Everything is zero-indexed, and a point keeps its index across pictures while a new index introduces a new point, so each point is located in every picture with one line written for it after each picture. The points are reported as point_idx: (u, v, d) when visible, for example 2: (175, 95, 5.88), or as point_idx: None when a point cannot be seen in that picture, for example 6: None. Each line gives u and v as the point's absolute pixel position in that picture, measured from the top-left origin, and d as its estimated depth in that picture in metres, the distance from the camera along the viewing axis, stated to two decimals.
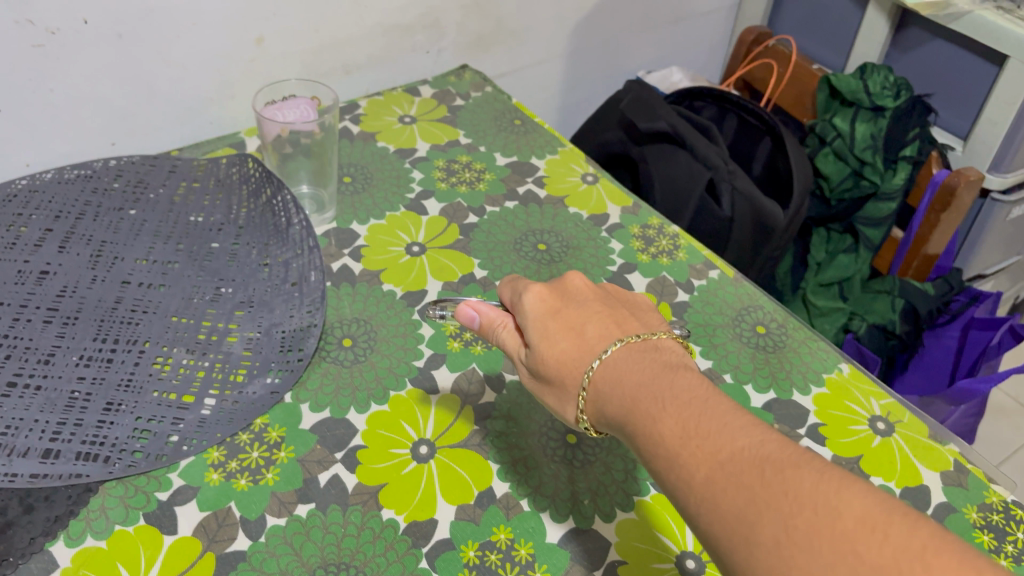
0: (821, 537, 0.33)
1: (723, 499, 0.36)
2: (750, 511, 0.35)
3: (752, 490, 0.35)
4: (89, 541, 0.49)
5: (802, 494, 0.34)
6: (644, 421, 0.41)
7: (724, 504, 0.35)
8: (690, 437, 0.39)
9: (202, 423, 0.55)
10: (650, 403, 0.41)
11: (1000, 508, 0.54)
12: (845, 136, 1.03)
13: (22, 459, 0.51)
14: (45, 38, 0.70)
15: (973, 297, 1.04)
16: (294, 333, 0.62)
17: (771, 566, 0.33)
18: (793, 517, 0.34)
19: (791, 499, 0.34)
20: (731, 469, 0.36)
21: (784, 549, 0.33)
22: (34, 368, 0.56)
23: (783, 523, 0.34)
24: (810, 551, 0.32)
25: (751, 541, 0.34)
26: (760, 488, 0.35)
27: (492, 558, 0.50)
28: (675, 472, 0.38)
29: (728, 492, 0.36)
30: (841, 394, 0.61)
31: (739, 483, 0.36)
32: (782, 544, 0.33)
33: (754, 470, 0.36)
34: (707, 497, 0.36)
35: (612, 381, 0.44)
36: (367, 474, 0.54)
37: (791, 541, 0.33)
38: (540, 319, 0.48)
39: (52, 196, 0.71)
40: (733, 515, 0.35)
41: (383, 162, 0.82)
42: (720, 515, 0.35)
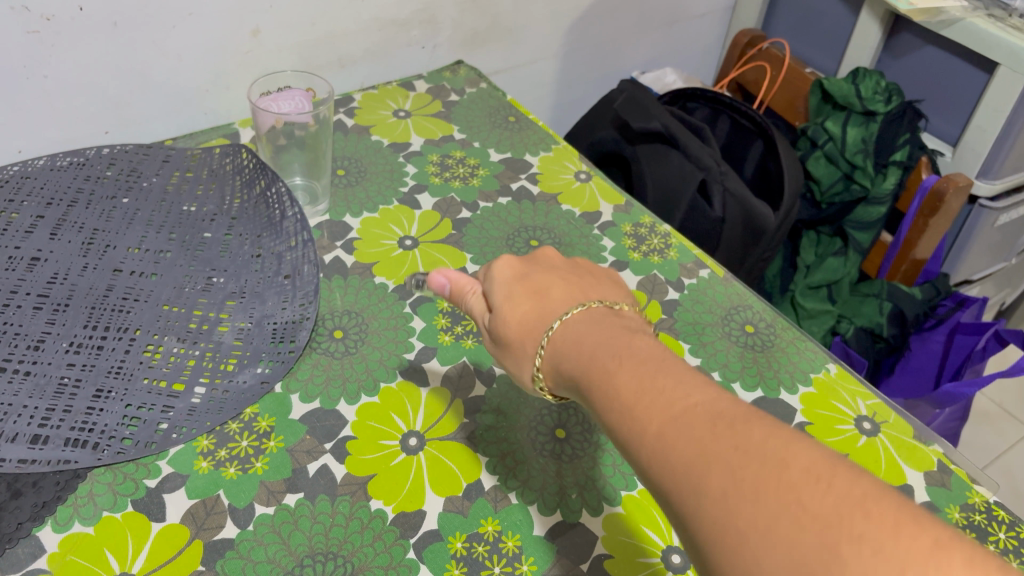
0: (765, 487, 0.33)
1: (676, 451, 0.36)
2: (699, 462, 0.35)
3: (701, 441, 0.36)
4: (77, 527, 0.49)
5: (750, 446, 0.34)
6: (602, 380, 0.42)
7: (676, 456, 0.36)
8: (644, 393, 0.39)
9: (192, 411, 0.56)
10: (606, 366, 0.42)
11: (982, 509, 0.55)
12: (836, 140, 1.04)
13: (10, 444, 0.51)
14: (40, 25, 0.69)
15: (959, 302, 1.05)
16: (285, 325, 0.62)
17: (716, 516, 0.33)
18: (740, 467, 0.34)
19: (740, 450, 0.34)
20: (684, 423, 0.37)
21: (730, 498, 0.33)
22: (23, 353, 0.56)
23: (730, 473, 0.34)
24: (755, 499, 0.32)
25: (699, 493, 0.34)
26: (709, 439, 0.35)
27: (479, 550, 0.50)
28: (631, 427, 0.39)
29: (679, 444, 0.36)
30: (827, 394, 0.62)
31: (691, 435, 0.36)
32: (728, 492, 0.33)
33: (705, 424, 0.36)
34: (661, 452, 0.37)
35: (570, 344, 0.45)
36: (356, 465, 0.54)
37: (737, 490, 0.33)
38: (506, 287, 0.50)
39: (44, 182, 0.70)
40: (682, 465, 0.35)
41: (377, 156, 0.82)
42: (671, 468, 0.36)
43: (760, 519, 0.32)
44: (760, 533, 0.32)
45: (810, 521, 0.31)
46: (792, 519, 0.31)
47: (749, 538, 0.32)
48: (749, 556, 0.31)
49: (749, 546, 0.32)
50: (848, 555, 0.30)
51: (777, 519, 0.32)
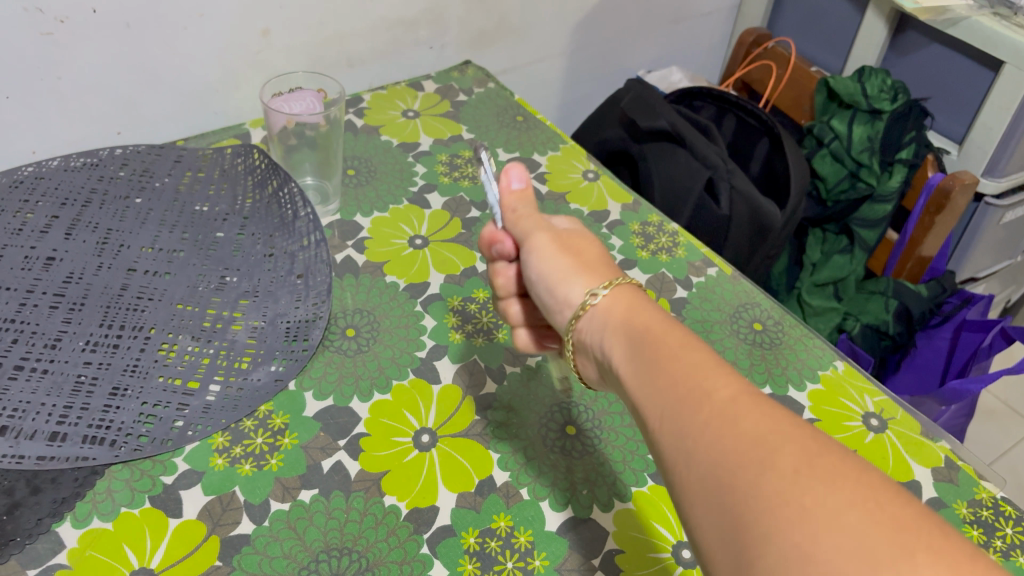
0: (842, 478, 0.32)
1: (744, 422, 0.36)
2: (772, 436, 0.34)
3: (776, 421, 0.35)
4: (96, 522, 0.50)
5: (827, 443, 0.34)
6: (669, 341, 0.41)
7: (743, 425, 0.35)
8: (717, 366, 0.39)
9: (207, 409, 0.56)
10: (666, 334, 0.42)
11: (989, 504, 0.55)
12: (842, 138, 1.05)
13: (29, 441, 0.51)
14: (54, 27, 0.70)
15: (965, 300, 1.06)
16: (299, 324, 0.63)
17: (778, 488, 0.32)
18: (815, 456, 0.33)
19: (816, 443, 0.34)
20: (758, 403, 0.37)
21: (799, 478, 0.33)
22: (40, 352, 0.57)
23: (805, 456, 0.33)
24: (829, 485, 0.32)
25: (765, 463, 0.34)
26: (784, 423, 0.35)
27: (492, 545, 0.51)
28: (696, 386, 0.38)
29: (753, 416, 0.36)
30: (835, 390, 0.63)
31: (764, 412, 0.36)
32: (800, 472, 0.33)
33: (782, 411, 0.36)
34: (720, 420, 0.36)
35: (634, 302, 0.45)
36: (370, 461, 0.55)
37: (809, 473, 0.33)
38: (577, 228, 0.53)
39: (58, 183, 0.71)
40: (751, 431, 0.35)
41: (386, 156, 0.83)
42: (733, 433, 0.35)
43: (831, 503, 0.31)
44: (828, 515, 0.31)
45: (885, 519, 0.30)
46: (865, 513, 0.31)
47: (813, 515, 0.31)
48: (809, 532, 0.31)
49: (811, 522, 0.31)
50: (923, 561, 0.29)
51: (850, 508, 0.31)
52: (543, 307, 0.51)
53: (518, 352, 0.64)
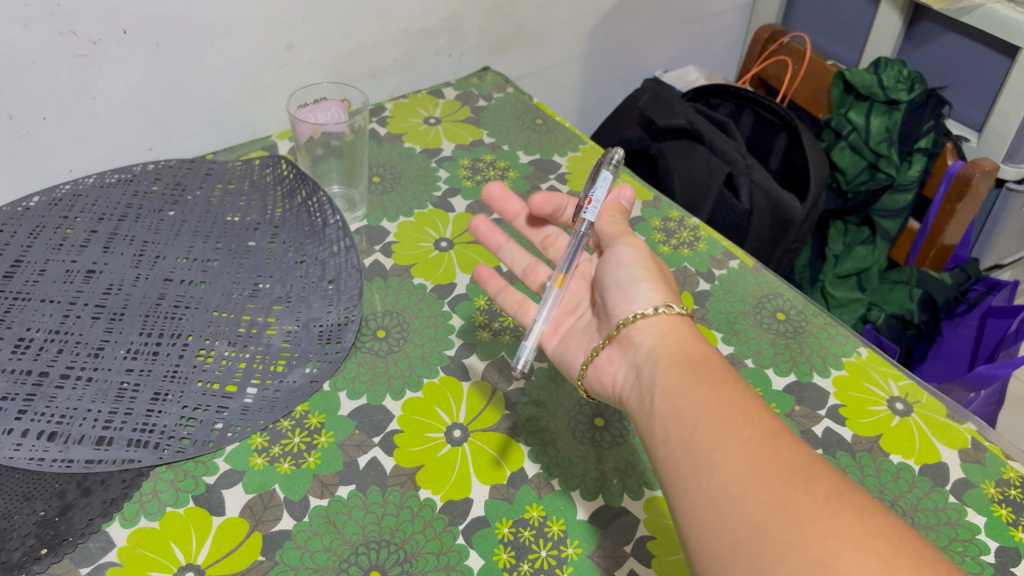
0: (865, 512, 0.40)
1: (782, 453, 0.42)
2: (807, 471, 0.42)
3: (810, 461, 0.42)
4: (143, 522, 0.52)
5: (845, 486, 0.41)
6: (719, 374, 0.48)
7: (777, 455, 0.42)
8: (757, 403, 0.46)
9: (245, 411, 0.58)
10: (714, 368, 0.48)
11: (1017, 483, 0.56)
12: (860, 129, 1.05)
13: (77, 445, 0.53)
14: (87, 49, 0.73)
15: (991, 287, 1.04)
16: (332, 327, 0.65)
17: (811, 510, 0.39)
18: (843, 492, 0.41)
19: (842, 483, 0.41)
20: (795, 442, 0.44)
21: (829, 504, 0.40)
22: (85, 361, 0.59)
23: (832, 490, 0.41)
24: (856, 514, 0.39)
25: (799, 487, 0.40)
26: (817, 463, 0.42)
27: (525, 534, 0.52)
28: (741, 411, 0.45)
29: (790, 451, 0.43)
30: (860, 376, 0.63)
31: (798, 451, 0.43)
32: (830, 499, 0.40)
33: (812, 454, 0.43)
34: (759, 448, 0.43)
35: (689, 335, 0.52)
36: (404, 457, 0.56)
37: (838, 503, 0.40)
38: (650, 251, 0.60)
39: (95, 199, 0.73)
40: (790, 463, 0.42)
41: (410, 162, 0.85)
42: (773, 459, 0.42)
43: (857, 530, 0.38)
44: (852, 537, 0.38)
45: (901, 549, 0.38)
46: (885, 541, 0.38)
47: (837, 537, 0.38)
48: (835, 549, 0.38)
49: (838, 540, 0.38)
50: None
51: (873, 537, 0.38)
52: (613, 287, 0.56)
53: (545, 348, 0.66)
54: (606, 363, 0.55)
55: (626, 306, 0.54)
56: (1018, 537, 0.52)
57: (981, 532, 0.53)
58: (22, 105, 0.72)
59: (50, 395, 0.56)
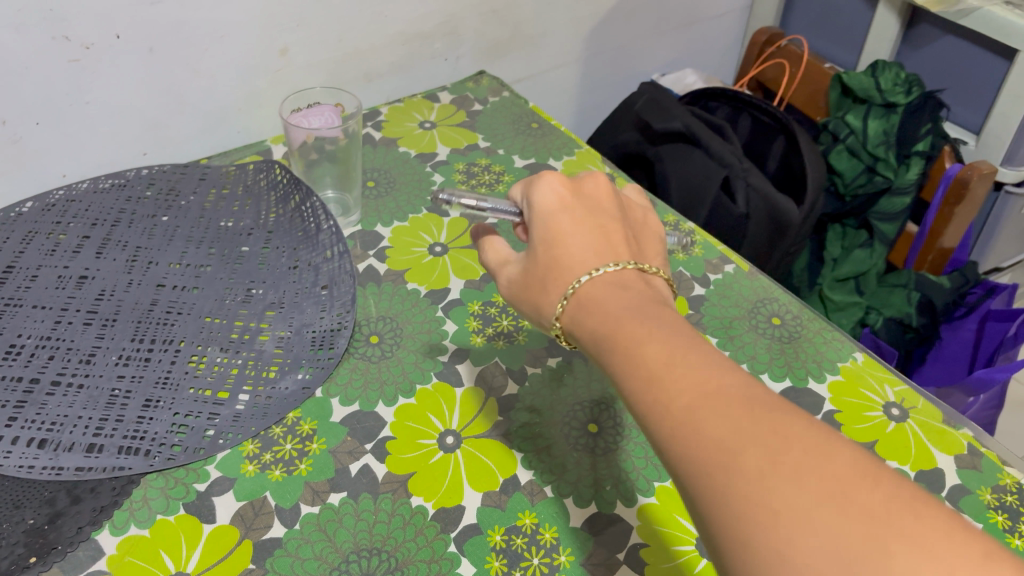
0: (808, 474, 0.33)
1: (717, 420, 0.36)
2: (734, 441, 0.35)
3: (737, 420, 0.36)
4: (133, 530, 0.51)
5: (790, 435, 0.35)
6: (631, 347, 0.41)
7: (710, 427, 0.36)
8: (674, 365, 0.39)
9: (237, 417, 0.58)
10: (636, 327, 0.42)
11: (1014, 489, 0.55)
12: (858, 133, 1.06)
13: (67, 453, 0.53)
14: (81, 53, 0.72)
15: (989, 289, 1.03)
16: (324, 333, 0.64)
17: (748, 496, 0.33)
18: (780, 453, 0.34)
19: (779, 437, 0.35)
20: (718, 403, 0.37)
21: (767, 479, 0.33)
22: (75, 367, 0.58)
23: (767, 456, 0.34)
24: (795, 482, 0.33)
25: (730, 471, 0.34)
26: (747, 422, 0.36)
27: (518, 542, 0.52)
28: (656, 395, 0.39)
29: (712, 420, 0.36)
30: (855, 381, 0.63)
31: (738, 407, 0.36)
32: (766, 472, 0.34)
33: (742, 406, 0.36)
34: (691, 421, 0.37)
35: (596, 305, 0.44)
36: (396, 464, 0.56)
37: (776, 472, 0.34)
38: (546, 206, 0.49)
39: (88, 205, 0.73)
40: (715, 438, 0.36)
41: (404, 166, 0.85)
42: (698, 444, 0.36)
43: (800, 505, 0.32)
44: (798, 516, 0.32)
45: (855, 514, 0.32)
46: (835, 509, 0.32)
47: (784, 519, 0.32)
48: (786, 536, 0.32)
49: (785, 526, 0.32)
50: (897, 547, 0.30)
51: (820, 504, 0.32)
52: None
53: (539, 353, 0.66)
54: None
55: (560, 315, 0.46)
56: (1014, 544, 0.52)
57: None
58: (15, 110, 0.72)
59: (40, 402, 0.56)
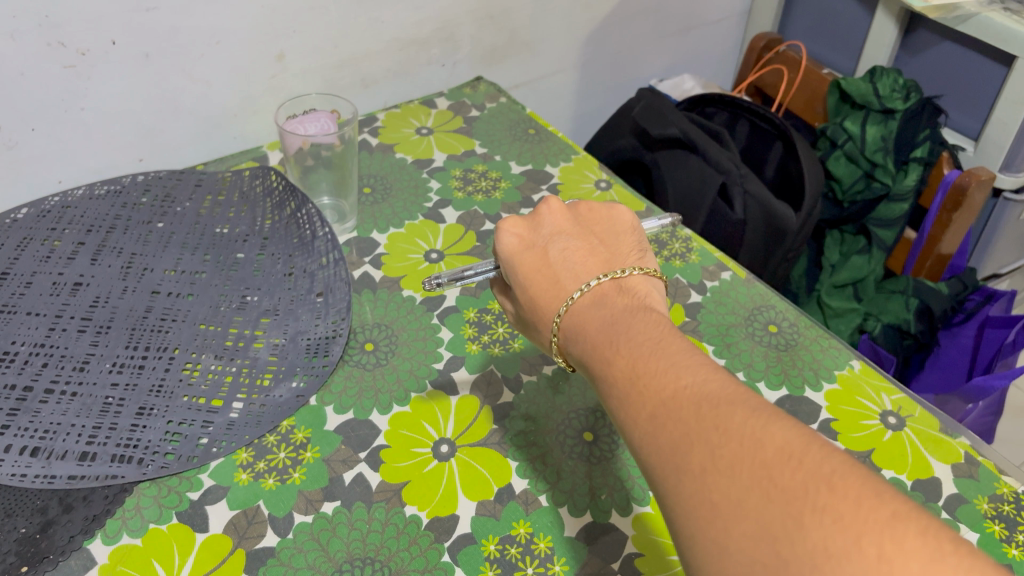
0: (742, 464, 0.34)
1: (674, 420, 0.37)
2: (682, 443, 0.36)
3: (687, 422, 0.36)
4: (125, 539, 0.51)
5: (730, 428, 0.35)
6: (602, 365, 0.42)
7: (668, 430, 0.37)
8: (638, 377, 0.40)
9: (231, 425, 0.58)
10: (606, 344, 0.43)
11: (1011, 499, 0.55)
12: (856, 139, 1.05)
13: (60, 460, 0.53)
14: (76, 60, 0.72)
15: (987, 296, 1.03)
16: (319, 340, 0.64)
17: (692, 494, 0.34)
18: (719, 448, 0.35)
19: (720, 432, 0.35)
20: (673, 407, 0.37)
21: (707, 476, 0.34)
22: (69, 375, 0.58)
23: (710, 453, 0.35)
24: (729, 474, 0.34)
25: (678, 475, 0.35)
26: (694, 424, 0.36)
27: (512, 552, 0.52)
28: (625, 409, 0.40)
29: (667, 425, 0.37)
30: (852, 390, 0.63)
31: (693, 404, 0.37)
32: (707, 469, 0.34)
33: (690, 407, 0.37)
34: (651, 428, 0.37)
35: (576, 328, 0.45)
36: (390, 472, 0.56)
37: (715, 468, 0.34)
38: (508, 250, 0.50)
39: (83, 211, 0.73)
40: (669, 444, 0.36)
41: (401, 173, 0.84)
42: (655, 451, 0.37)
43: (732, 496, 0.33)
44: (732, 506, 0.33)
45: (780, 497, 0.32)
46: (762, 494, 0.33)
47: (722, 510, 0.33)
48: (722, 528, 0.33)
49: (721, 519, 0.33)
50: (811, 524, 0.31)
51: (750, 492, 0.33)
52: None
53: (535, 361, 0.65)
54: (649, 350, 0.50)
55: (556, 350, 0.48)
56: (1011, 554, 0.51)
57: None
58: (10, 116, 0.72)
59: (34, 409, 0.56)
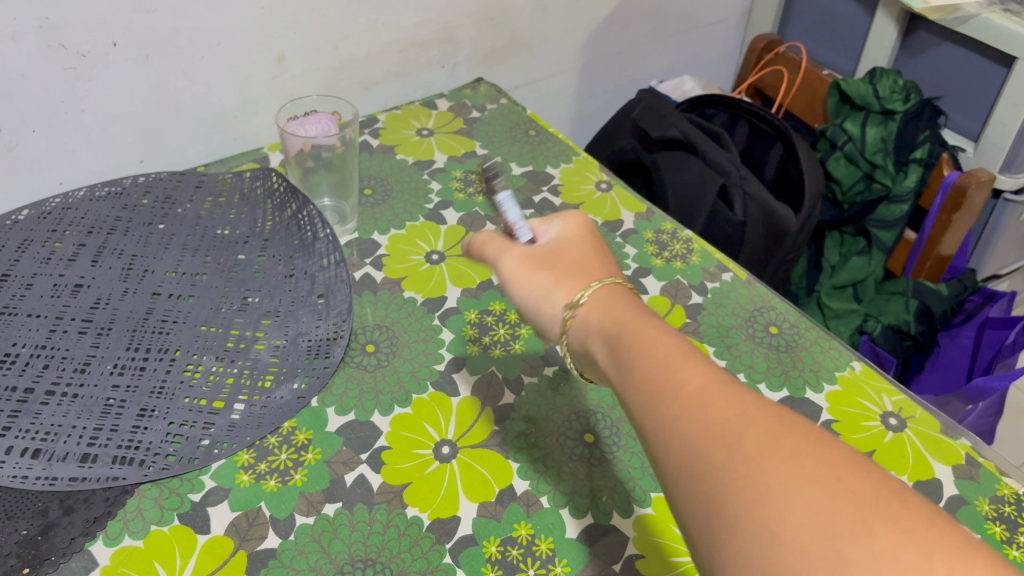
0: (806, 458, 0.32)
1: (716, 411, 0.35)
2: (737, 422, 0.34)
3: (744, 407, 0.35)
4: (127, 540, 0.51)
5: (793, 428, 0.34)
6: (644, 339, 0.41)
7: (717, 410, 0.35)
8: (687, 359, 0.39)
9: (232, 427, 0.58)
10: (654, 327, 0.42)
11: (1012, 500, 0.55)
12: (856, 140, 1.05)
13: (61, 463, 0.53)
14: (76, 61, 0.72)
15: (987, 297, 1.04)
16: (320, 342, 0.64)
17: (741, 471, 0.32)
18: (780, 437, 0.33)
19: (782, 426, 0.34)
20: (728, 392, 0.36)
21: (763, 458, 0.32)
22: (70, 376, 0.58)
23: (768, 439, 0.33)
24: (791, 462, 0.32)
25: (728, 451, 0.33)
26: (754, 411, 0.35)
27: (513, 553, 0.52)
28: (668, 378, 0.38)
29: (719, 404, 0.36)
30: (853, 391, 0.63)
31: (737, 400, 0.36)
32: (764, 451, 0.33)
33: (750, 399, 0.36)
34: (698, 403, 0.36)
35: (616, 307, 0.44)
36: (391, 474, 0.56)
37: (773, 453, 0.33)
38: (568, 228, 0.53)
39: (84, 212, 0.73)
40: (720, 419, 0.35)
41: (402, 174, 0.84)
42: (702, 421, 0.35)
43: (793, 483, 0.31)
44: (789, 492, 0.31)
45: (844, 493, 0.30)
46: (825, 488, 0.31)
47: (774, 494, 0.31)
48: (773, 513, 0.31)
49: (773, 502, 0.31)
50: (880, 530, 0.29)
51: (810, 485, 0.31)
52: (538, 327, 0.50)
53: (536, 362, 0.65)
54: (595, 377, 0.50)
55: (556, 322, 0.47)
56: (1012, 555, 0.51)
57: None
58: (10, 118, 0.72)
59: (35, 411, 0.56)
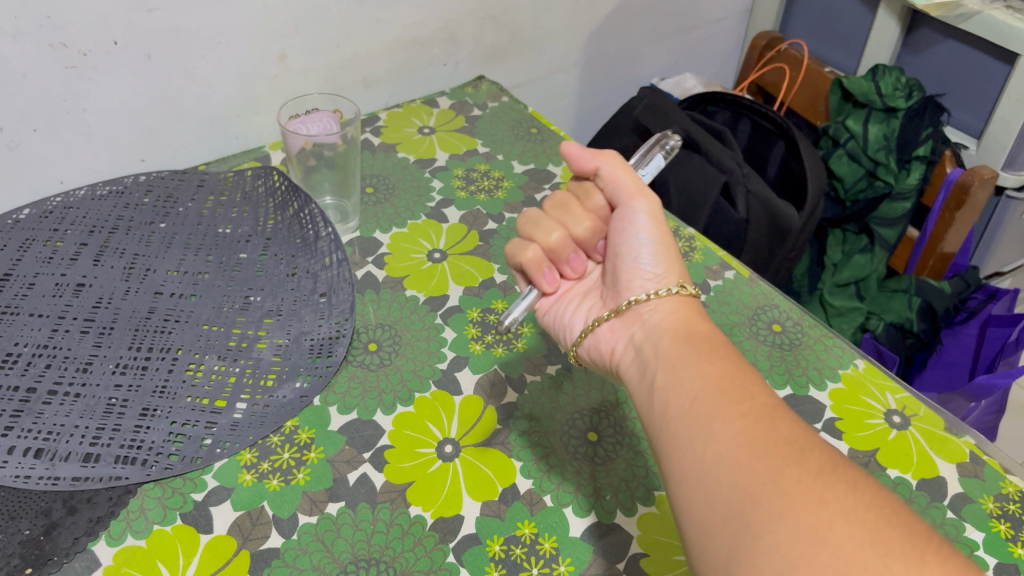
0: (863, 487, 0.38)
1: (779, 427, 0.41)
2: (799, 441, 0.40)
3: (806, 435, 0.41)
4: (130, 540, 0.51)
5: (846, 463, 0.40)
6: (717, 354, 0.47)
7: (784, 426, 0.41)
8: (755, 381, 0.45)
9: (235, 426, 0.57)
10: (729, 350, 0.48)
11: (1016, 498, 0.55)
12: (858, 137, 1.05)
13: (64, 462, 0.53)
14: (78, 60, 0.72)
15: (991, 295, 1.02)
16: (322, 341, 0.64)
17: (801, 477, 0.38)
18: (838, 466, 0.39)
19: (838, 458, 0.40)
20: (793, 419, 0.42)
21: (823, 475, 0.38)
22: (73, 376, 0.58)
23: (827, 462, 0.39)
24: (850, 486, 0.38)
25: (793, 460, 0.39)
26: (814, 440, 0.41)
27: (517, 552, 0.51)
28: (739, 386, 0.44)
29: (784, 423, 0.42)
30: (856, 389, 0.63)
31: (795, 425, 0.42)
32: (824, 470, 0.39)
33: (810, 431, 0.42)
34: (763, 416, 0.42)
35: (692, 325, 0.51)
36: (394, 473, 0.56)
37: (831, 472, 0.39)
38: None
39: (86, 212, 0.73)
40: (785, 434, 0.41)
41: (404, 173, 0.84)
42: (770, 432, 0.41)
43: (849, 503, 0.37)
44: (846, 507, 0.37)
45: (895, 522, 0.36)
46: (879, 514, 0.36)
47: (830, 505, 0.37)
48: (828, 521, 0.36)
49: (829, 511, 0.36)
50: (930, 560, 0.34)
51: (866, 510, 0.36)
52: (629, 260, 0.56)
53: (538, 361, 0.65)
54: (607, 333, 0.55)
55: (637, 280, 0.55)
56: (1017, 554, 0.51)
57: (980, 548, 0.52)
58: (11, 116, 0.72)
59: (37, 411, 0.56)
